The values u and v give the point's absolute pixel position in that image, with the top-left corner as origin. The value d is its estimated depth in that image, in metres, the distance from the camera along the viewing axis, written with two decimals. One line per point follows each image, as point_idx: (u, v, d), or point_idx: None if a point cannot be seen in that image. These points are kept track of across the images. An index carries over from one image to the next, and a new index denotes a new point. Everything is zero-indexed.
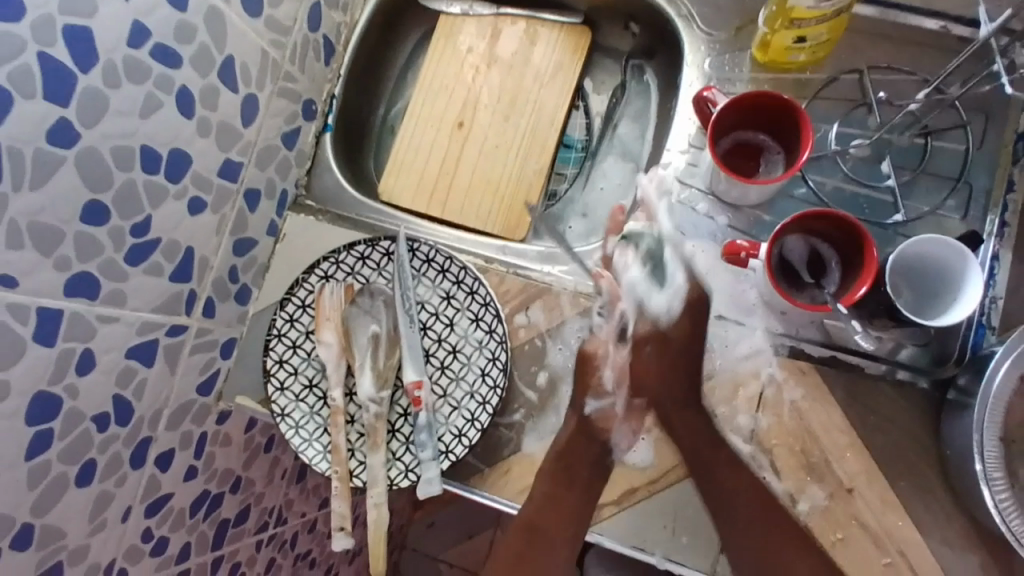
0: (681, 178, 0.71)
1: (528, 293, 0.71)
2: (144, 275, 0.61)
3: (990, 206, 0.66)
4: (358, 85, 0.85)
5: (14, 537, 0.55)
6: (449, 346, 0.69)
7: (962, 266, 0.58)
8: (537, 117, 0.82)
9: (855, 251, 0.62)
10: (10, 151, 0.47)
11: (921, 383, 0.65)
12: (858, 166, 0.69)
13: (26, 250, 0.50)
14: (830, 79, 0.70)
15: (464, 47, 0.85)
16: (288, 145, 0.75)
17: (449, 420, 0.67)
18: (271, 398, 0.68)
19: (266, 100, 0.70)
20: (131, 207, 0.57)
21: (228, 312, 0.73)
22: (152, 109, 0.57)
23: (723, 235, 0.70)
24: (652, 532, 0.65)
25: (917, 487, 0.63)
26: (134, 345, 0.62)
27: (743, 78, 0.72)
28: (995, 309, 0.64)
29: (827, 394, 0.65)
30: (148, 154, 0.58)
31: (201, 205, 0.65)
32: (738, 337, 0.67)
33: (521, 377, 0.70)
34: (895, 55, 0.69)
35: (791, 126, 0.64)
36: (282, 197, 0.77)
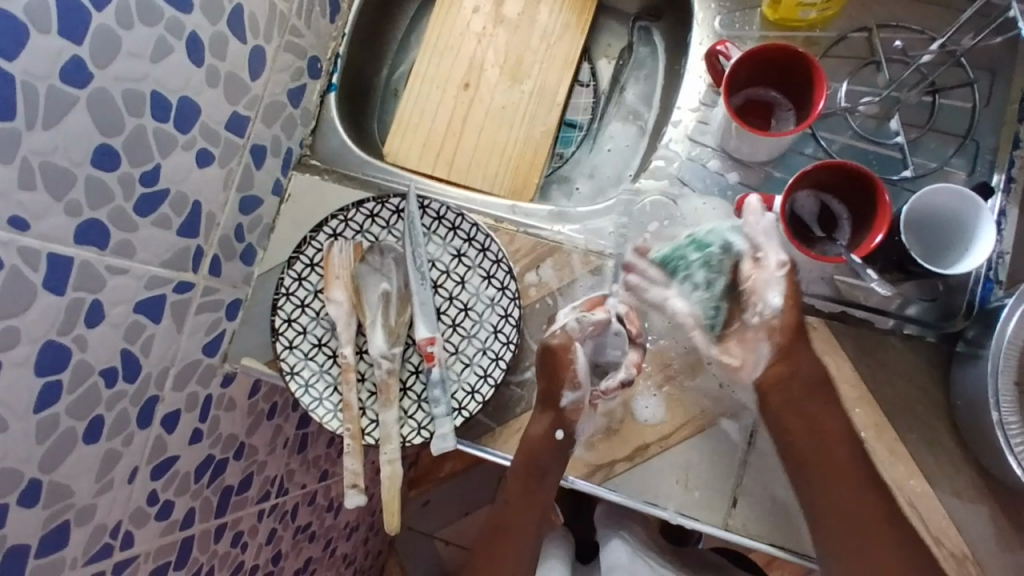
0: (692, 136, 0.71)
1: (539, 252, 0.71)
2: (153, 227, 0.61)
3: (997, 163, 0.68)
4: (362, 46, 0.84)
5: (22, 492, 0.54)
6: (460, 303, 0.69)
7: (971, 215, 0.59)
8: (544, 79, 0.82)
9: (866, 205, 0.62)
10: (25, 86, 0.47)
11: (929, 337, 0.66)
12: (867, 123, 0.70)
13: (38, 192, 0.49)
14: (840, 36, 0.70)
15: (470, 7, 0.84)
16: (293, 102, 0.75)
17: (461, 377, 0.67)
18: (280, 356, 0.67)
19: (273, 54, 0.70)
20: (142, 153, 0.57)
21: (233, 272, 0.73)
22: (162, 54, 0.57)
23: (733, 192, 0.70)
24: (665, 487, 0.65)
25: (926, 438, 0.64)
26: (143, 299, 0.61)
27: (753, 36, 0.72)
28: (1002, 264, 0.66)
29: (837, 349, 0.66)
30: (158, 100, 0.58)
31: (209, 157, 0.65)
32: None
33: (532, 335, 0.69)
34: (903, 14, 0.71)
35: (803, 80, 0.64)
36: (287, 155, 0.76)
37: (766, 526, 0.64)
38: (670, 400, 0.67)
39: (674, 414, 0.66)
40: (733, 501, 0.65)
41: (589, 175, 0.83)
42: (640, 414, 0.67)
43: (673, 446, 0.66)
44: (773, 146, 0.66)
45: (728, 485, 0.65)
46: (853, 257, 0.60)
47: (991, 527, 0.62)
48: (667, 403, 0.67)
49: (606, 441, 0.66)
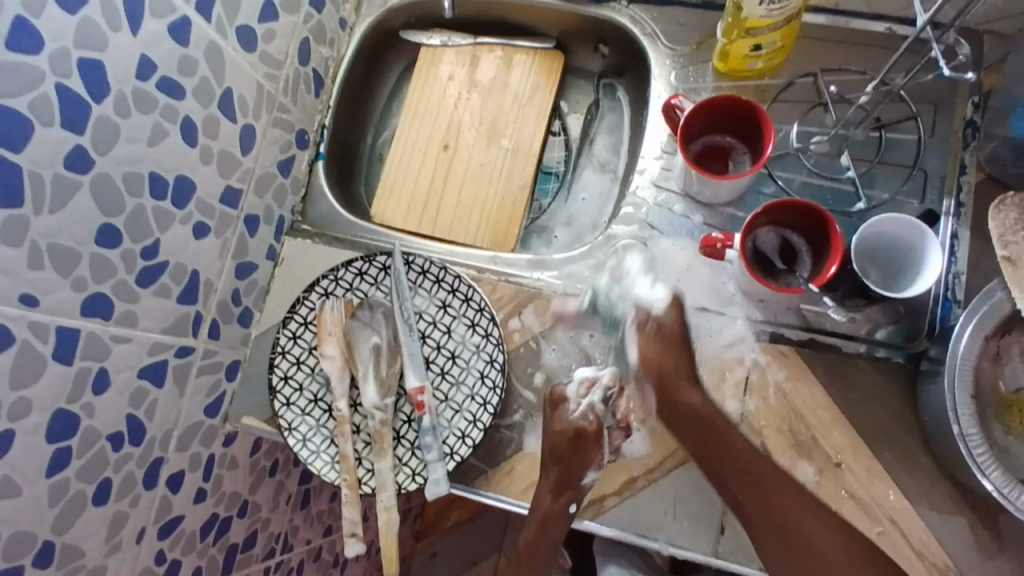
0: (658, 182, 0.76)
1: (521, 298, 0.75)
2: (154, 296, 0.65)
3: (946, 189, 0.72)
4: (346, 116, 0.90)
5: (34, 556, 0.57)
6: (448, 352, 0.72)
7: (919, 242, 0.63)
8: (517, 137, 0.87)
9: (822, 237, 0.66)
10: (31, 174, 0.52)
11: (896, 359, 0.69)
12: (819, 160, 0.74)
13: (46, 270, 0.54)
14: (788, 83, 0.76)
15: (445, 75, 0.90)
16: (283, 172, 0.80)
17: (452, 423, 0.70)
18: (278, 412, 0.70)
19: (262, 130, 0.75)
20: (141, 229, 0.62)
21: (232, 334, 0.76)
22: (159, 137, 0.62)
23: (699, 232, 0.74)
24: (654, 520, 0.67)
25: (901, 455, 0.66)
26: (146, 364, 0.65)
27: (707, 87, 0.77)
28: (958, 283, 0.69)
29: (809, 375, 0.69)
30: (155, 179, 0.62)
31: (205, 229, 0.69)
32: (722, 326, 0.71)
33: (519, 378, 0.72)
34: (844, 59, 0.76)
35: (754, 126, 0.69)
36: (279, 222, 0.81)
37: (756, 552, 0.66)
38: (653, 434, 0.69)
39: (658, 447, 0.69)
40: (721, 529, 0.67)
41: (566, 223, 0.88)
42: (626, 449, 0.69)
43: (660, 478, 0.68)
44: (731, 187, 0.70)
45: (716, 514, 0.67)
46: (812, 286, 0.64)
47: (972, 540, 0.64)
48: (651, 436, 0.69)
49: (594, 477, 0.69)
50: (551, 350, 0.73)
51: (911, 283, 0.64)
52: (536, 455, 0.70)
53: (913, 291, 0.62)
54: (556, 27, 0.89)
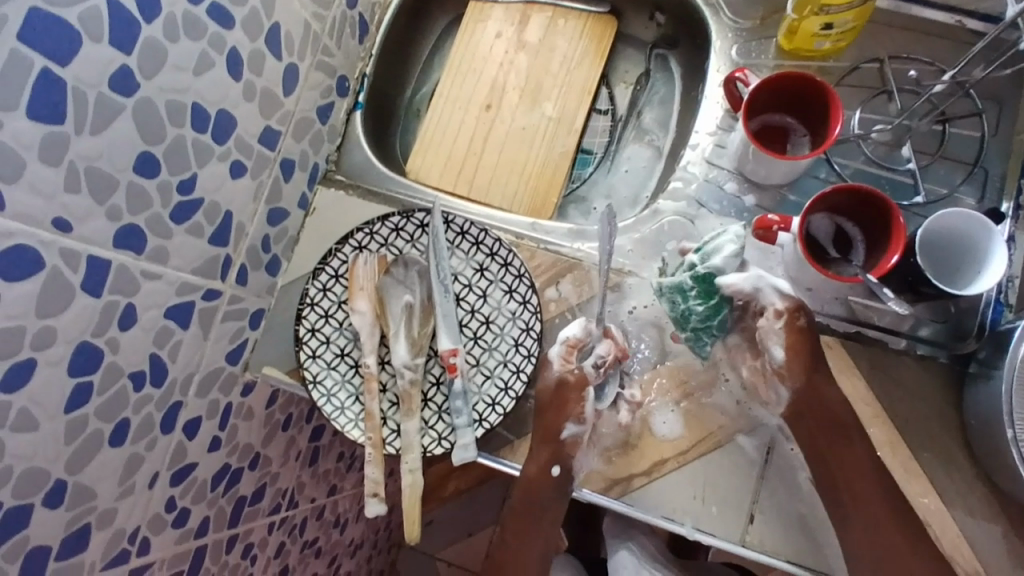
0: (710, 158, 0.73)
1: (559, 268, 0.73)
2: (186, 234, 0.62)
3: (1006, 190, 0.70)
4: (387, 67, 0.87)
5: (48, 492, 0.54)
6: (482, 317, 0.70)
7: (981, 236, 0.61)
8: (563, 102, 0.84)
9: (881, 226, 0.64)
10: (75, 92, 0.49)
11: (941, 358, 0.67)
12: (879, 149, 0.72)
13: (82, 194, 0.51)
14: (852, 67, 0.73)
15: (493, 33, 0.87)
16: (322, 118, 0.77)
17: (482, 389, 0.68)
18: (303, 364, 0.68)
19: (305, 71, 0.72)
20: (180, 163, 0.59)
21: (259, 282, 0.74)
22: (204, 67, 0.59)
23: (749, 214, 0.72)
24: (682, 502, 0.66)
25: (938, 457, 0.65)
26: (173, 304, 0.62)
27: (769, 65, 0.74)
28: (1011, 287, 0.67)
29: (851, 367, 0.67)
30: (197, 111, 0.60)
31: (241, 169, 0.67)
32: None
33: (552, 350, 0.70)
34: (913, 47, 0.73)
35: (820, 107, 0.66)
36: (313, 170, 0.78)
37: (782, 543, 0.65)
38: (686, 416, 0.68)
39: (691, 430, 0.67)
40: (749, 517, 0.65)
41: (606, 195, 0.85)
42: (658, 429, 0.67)
43: (690, 461, 0.67)
44: (788, 169, 0.68)
45: (745, 502, 0.65)
46: (869, 276, 0.62)
47: (1004, 548, 0.63)
48: (684, 418, 0.67)
49: (624, 456, 0.67)
50: None
51: (973, 279, 0.62)
52: None
53: (980, 285, 0.60)
54: None
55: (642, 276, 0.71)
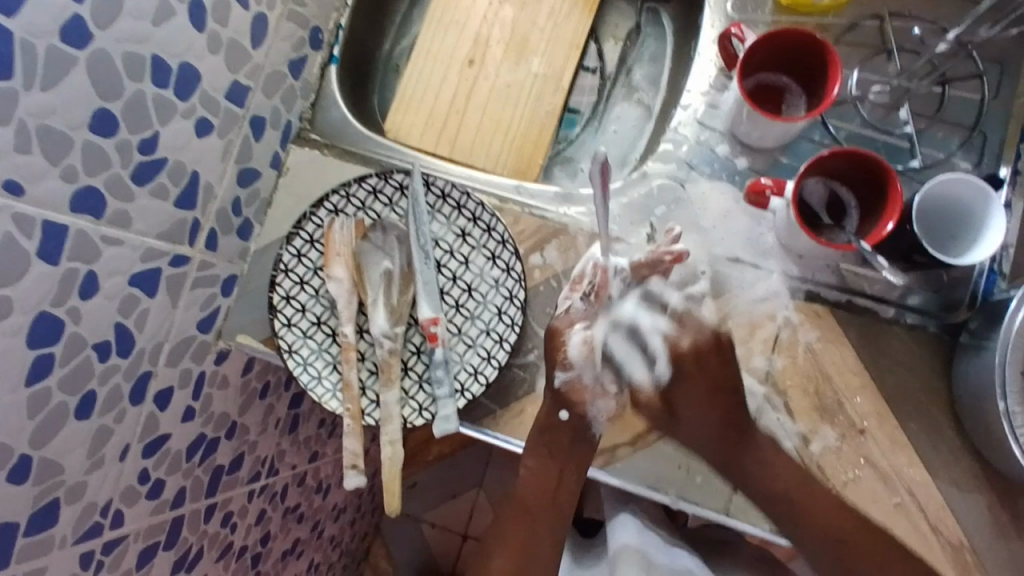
0: (702, 120, 0.70)
1: (544, 234, 0.70)
2: (150, 197, 0.59)
3: (1003, 155, 0.68)
4: (363, 18, 0.82)
5: (11, 469, 0.52)
6: (464, 284, 0.68)
7: (960, 189, 0.60)
8: (550, 58, 0.81)
9: (877, 192, 0.62)
10: (22, 42, 0.44)
11: (930, 327, 0.66)
12: (876, 111, 0.69)
13: (34, 155, 0.47)
14: (852, 24, 0.70)
15: None
16: (294, 73, 0.73)
17: (464, 358, 0.66)
18: (278, 333, 0.66)
19: (275, 22, 0.67)
20: (140, 120, 0.55)
21: (230, 246, 0.71)
22: (165, 16, 0.55)
23: (741, 177, 0.69)
24: (666, 473, 0.65)
25: (925, 427, 0.64)
26: (138, 272, 0.59)
27: (765, 21, 0.71)
28: (1006, 257, 0.66)
29: (841, 337, 0.66)
30: (158, 64, 0.55)
31: (208, 127, 0.63)
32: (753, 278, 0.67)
33: (536, 318, 0.69)
34: (914, 4, 0.70)
35: (818, 66, 0.63)
36: (286, 128, 0.74)
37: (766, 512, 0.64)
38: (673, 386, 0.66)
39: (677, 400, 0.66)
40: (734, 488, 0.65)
41: (594, 156, 0.82)
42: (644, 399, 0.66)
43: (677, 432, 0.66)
44: (782, 132, 0.65)
45: None
46: (860, 243, 0.60)
47: (986, 517, 0.63)
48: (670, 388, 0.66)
49: (609, 426, 0.66)
50: None
51: (977, 230, 0.60)
52: None
53: (992, 232, 0.58)
54: None
55: (630, 242, 0.69)
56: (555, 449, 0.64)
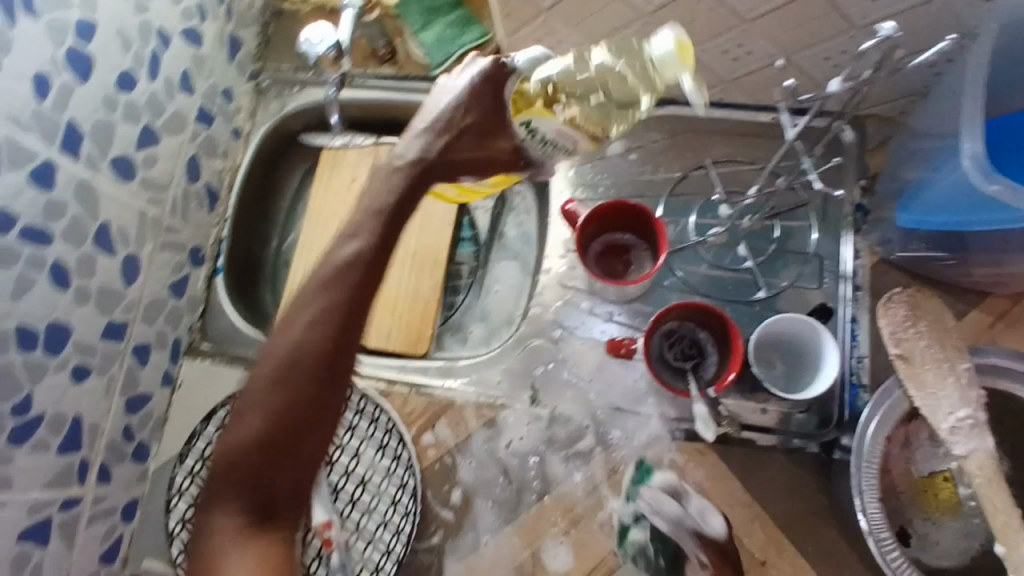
0: (563, 281, 0.75)
1: (433, 411, 0.73)
2: (29, 456, 0.60)
3: (842, 273, 0.72)
4: (249, 225, 0.87)
5: None
6: (357, 478, 0.68)
7: (795, 328, 0.64)
8: (424, 234, 0.85)
9: (725, 339, 0.66)
10: None
11: (811, 448, 0.68)
12: (720, 252, 0.74)
13: None
14: (682, 175, 0.76)
15: (348, 177, 0.86)
16: (175, 294, 0.76)
17: (364, 555, 0.65)
18: (177, 559, 0.67)
19: (148, 257, 0.71)
20: (8, 388, 0.57)
21: (126, 473, 0.71)
22: (23, 290, 0.58)
23: (609, 329, 0.74)
24: None
25: (822, 548, 0.66)
26: (26, 526, 0.60)
27: (605, 183, 0.77)
28: (862, 367, 0.70)
29: (726, 472, 0.68)
30: (23, 333, 0.58)
31: (86, 371, 0.65)
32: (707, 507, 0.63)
33: (435, 498, 0.70)
34: (734, 150, 0.77)
35: (653, 230, 0.69)
36: (174, 346, 0.77)
37: None
38: (575, 546, 0.67)
39: (582, 558, 0.67)
40: None
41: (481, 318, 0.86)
42: (549, 563, 0.67)
43: None
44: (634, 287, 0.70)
45: None
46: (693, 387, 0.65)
47: None
48: (573, 548, 0.67)
49: None
50: (467, 464, 0.71)
51: (815, 368, 0.64)
52: None
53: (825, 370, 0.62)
54: None
55: (515, 407, 0.72)
56: (321, 390, 0.50)
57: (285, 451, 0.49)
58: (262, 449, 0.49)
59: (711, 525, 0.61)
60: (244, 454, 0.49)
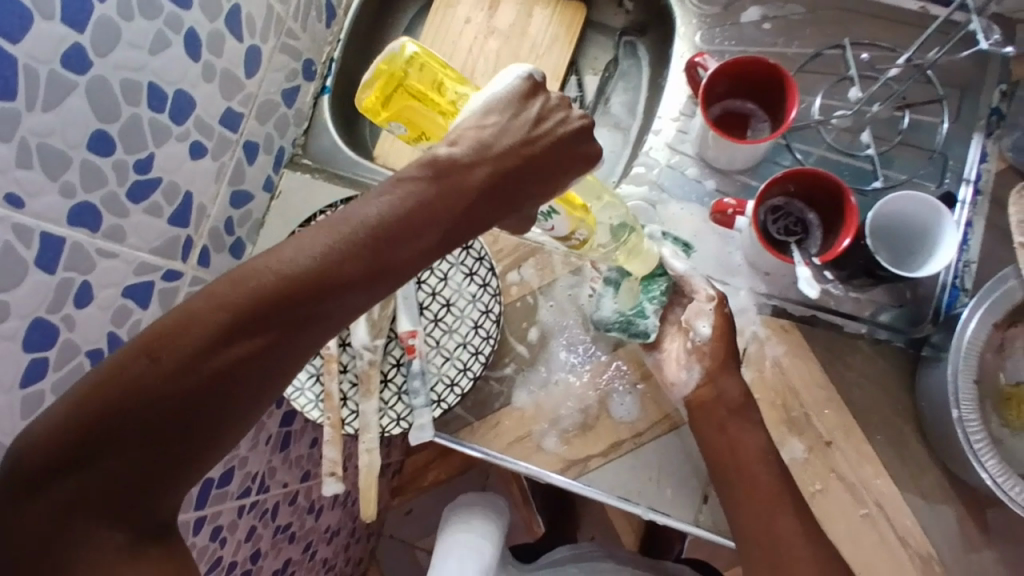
0: (672, 144, 0.74)
1: (521, 252, 0.73)
2: (144, 214, 0.62)
3: (965, 175, 0.70)
4: (358, 54, 0.87)
5: None
6: (443, 299, 0.70)
7: (915, 208, 0.62)
8: None
9: (837, 213, 0.64)
10: (26, 68, 0.49)
11: (897, 342, 0.67)
12: (840, 136, 0.72)
13: (34, 170, 0.51)
14: (816, 52, 0.73)
15: (462, 18, 0.86)
16: (287, 102, 0.78)
17: (442, 370, 0.68)
18: None
19: (268, 53, 0.73)
20: (136, 141, 0.59)
21: (223, 264, 0.73)
22: (161, 47, 0.59)
23: (710, 199, 0.72)
24: (638, 482, 0.67)
25: (892, 438, 0.65)
26: (131, 284, 0.61)
27: (732, 50, 0.74)
28: (968, 272, 0.68)
29: (808, 352, 0.67)
30: (154, 91, 0.60)
31: (202, 150, 0.67)
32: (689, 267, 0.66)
33: (512, 332, 0.71)
34: (876, 32, 0.73)
35: (780, 94, 0.66)
36: (278, 153, 0.78)
37: None
38: (643, 398, 0.68)
39: (649, 411, 0.68)
40: (704, 497, 0.66)
41: None
42: (615, 411, 0.68)
43: (646, 443, 0.67)
44: (748, 154, 0.68)
45: (700, 483, 0.66)
46: (800, 255, 0.63)
47: (954, 529, 0.64)
48: (641, 400, 0.68)
49: (581, 437, 0.68)
50: (548, 306, 0.72)
51: (932, 255, 0.62)
52: (523, 410, 0.69)
53: (943, 256, 0.60)
54: None
55: None
56: (321, 310, 0.41)
57: (252, 355, 0.40)
58: (224, 343, 0.40)
59: (702, 287, 0.65)
60: (245, 346, 0.40)
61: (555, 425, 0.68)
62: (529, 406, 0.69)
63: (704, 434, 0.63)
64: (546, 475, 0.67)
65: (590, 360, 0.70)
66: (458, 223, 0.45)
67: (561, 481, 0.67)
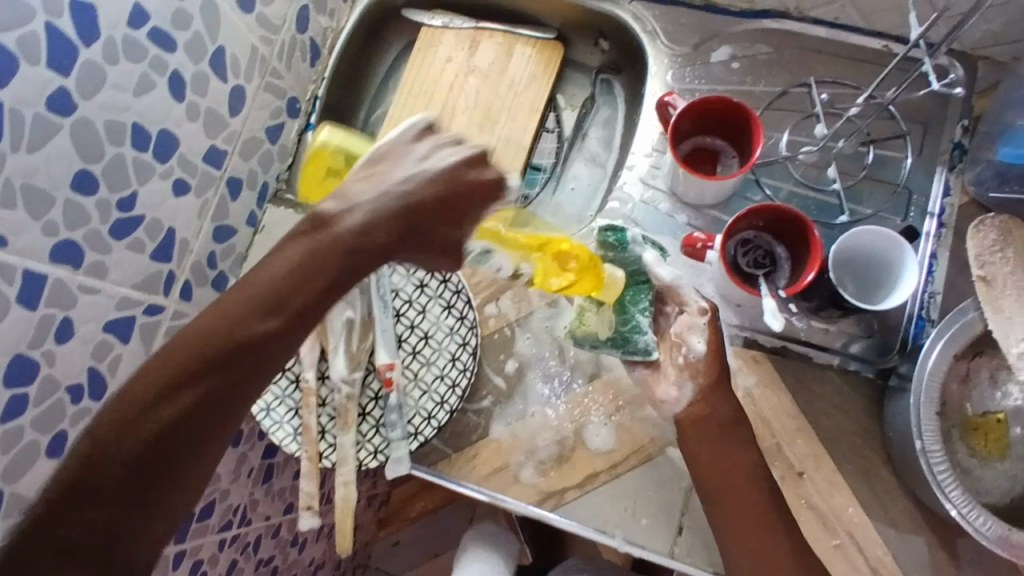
0: (645, 179, 0.76)
1: (499, 284, 0.75)
2: (126, 250, 0.63)
3: (928, 208, 0.72)
4: (342, 91, 0.89)
5: None
6: (421, 332, 0.71)
7: (878, 241, 0.64)
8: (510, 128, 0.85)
9: (802, 246, 0.66)
10: (12, 112, 0.51)
11: (866, 373, 0.69)
12: (808, 171, 0.74)
13: (17, 210, 0.52)
14: (782, 90, 0.75)
15: (444, 56, 0.88)
16: (270, 137, 0.79)
17: (419, 403, 0.69)
18: None
19: (252, 92, 0.75)
20: (119, 180, 0.61)
21: (205, 297, 0.74)
22: (145, 89, 0.61)
23: (682, 232, 0.74)
24: (614, 514, 0.67)
25: (862, 467, 0.66)
26: (113, 318, 0.62)
27: (702, 89, 0.77)
28: (933, 303, 0.69)
29: (779, 383, 0.68)
30: (138, 132, 0.62)
31: (185, 187, 0.68)
32: (675, 276, 0.65)
33: (489, 365, 0.72)
34: (840, 72, 0.75)
35: (746, 131, 0.69)
36: (261, 189, 0.80)
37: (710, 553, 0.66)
38: (619, 429, 0.69)
39: (623, 442, 0.69)
40: (679, 529, 0.67)
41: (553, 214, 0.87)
42: (591, 442, 0.69)
43: (622, 474, 0.68)
44: (718, 189, 0.70)
45: (675, 514, 0.67)
46: (766, 288, 0.65)
47: (926, 558, 0.64)
48: (616, 431, 0.69)
49: (557, 468, 0.68)
50: (525, 337, 0.73)
51: (892, 288, 0.64)
52: (500, 441, 0.70)
53: (904, 289, 0.62)
54: (558, 18, 0.88)
55: None
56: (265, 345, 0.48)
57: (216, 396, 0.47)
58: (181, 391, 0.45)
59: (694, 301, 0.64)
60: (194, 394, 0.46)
61: (532, 456, 0.69)
62: (506, 437, 0.70)
63: (694, 455, 0.64)
64: (524, 507, 0.68)
65: (566, 391, 0.71)
66: (346, 271, 0.52)
67: (538, 513, 0.68)
